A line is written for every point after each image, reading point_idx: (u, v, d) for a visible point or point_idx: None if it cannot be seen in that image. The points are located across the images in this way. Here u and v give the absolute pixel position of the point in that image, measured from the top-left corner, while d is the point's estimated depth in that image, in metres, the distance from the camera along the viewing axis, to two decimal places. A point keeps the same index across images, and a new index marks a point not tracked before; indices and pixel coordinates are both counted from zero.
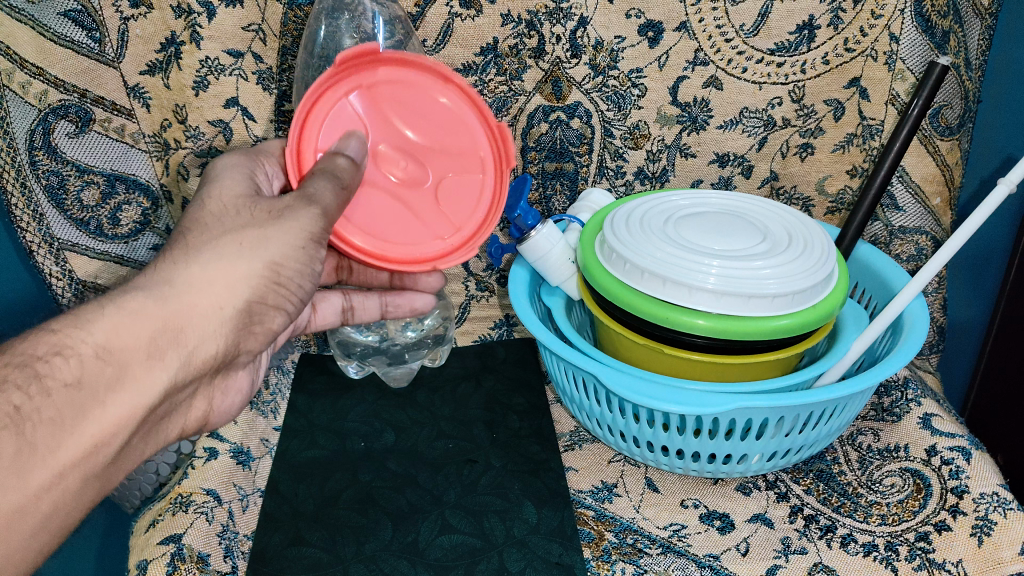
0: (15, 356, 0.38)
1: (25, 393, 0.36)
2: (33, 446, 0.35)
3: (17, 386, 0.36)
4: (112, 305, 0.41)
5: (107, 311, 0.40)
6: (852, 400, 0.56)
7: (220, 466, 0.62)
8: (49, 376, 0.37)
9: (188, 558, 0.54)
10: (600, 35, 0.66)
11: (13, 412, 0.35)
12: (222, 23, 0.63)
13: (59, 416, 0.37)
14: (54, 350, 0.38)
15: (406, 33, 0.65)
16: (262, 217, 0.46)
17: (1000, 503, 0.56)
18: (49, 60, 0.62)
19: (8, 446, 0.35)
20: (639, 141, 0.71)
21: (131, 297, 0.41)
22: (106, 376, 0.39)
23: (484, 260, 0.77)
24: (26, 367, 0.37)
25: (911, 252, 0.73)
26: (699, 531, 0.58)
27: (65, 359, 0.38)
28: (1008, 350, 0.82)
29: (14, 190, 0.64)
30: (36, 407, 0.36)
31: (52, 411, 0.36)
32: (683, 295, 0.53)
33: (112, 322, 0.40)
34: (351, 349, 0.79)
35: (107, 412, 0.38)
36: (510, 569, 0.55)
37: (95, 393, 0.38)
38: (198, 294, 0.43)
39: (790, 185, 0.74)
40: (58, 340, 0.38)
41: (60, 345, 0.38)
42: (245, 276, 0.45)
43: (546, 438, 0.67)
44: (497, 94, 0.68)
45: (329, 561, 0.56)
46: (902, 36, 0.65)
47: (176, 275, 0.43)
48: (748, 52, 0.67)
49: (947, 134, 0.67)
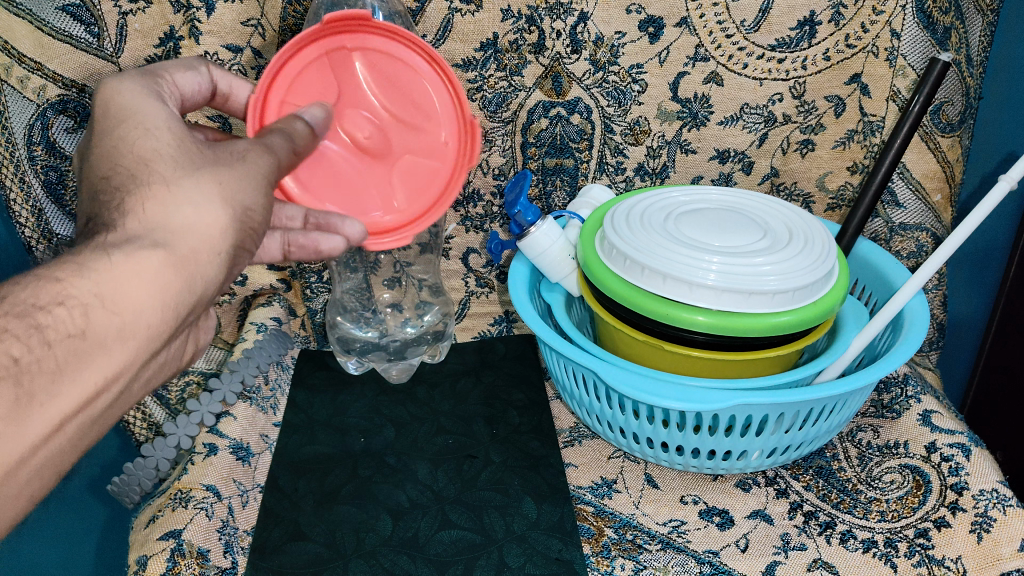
0: (13, 305, 0.33)
1: (25, 344, 0.33)
2: (32, 396, 0.33)
3: (16, 336, 0.33)
4: (121, 250, 0.36)
5: (114, 257, 0.35)
6: (852, 397, 0.56)
7: (220, 461, 0.61)
8: (52, 328, 0.33)
9: (189, 554, 0.53)
10: (601, 31, 0.65)
11: (12, 364, 0.32)
12: (221, 18, 0.63)
13: (57, 369, 0.33)
14: (57, 300, 0.34)
15: (406, 28, 0.64)
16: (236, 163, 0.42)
17: (999, 499, 0.55)
18: (48, 55, 0.61)
19: (5, 395, 0.32)
20: (640, 137, 0.71)
21: (138, 243, 0.37)
22: (114, 326, 0.35)
23: (484, 256, 0.77)
24: (25, 317, 0.33)
25: (912, 249, 0.72)
26: (699, 527, 0.58)
27: (71, 311, 0.34)
28: (1008, 345, 0.82)
29: (12, 185, 0.64)
30: (37, 359, 0.33)
31: (52, 364, 0.33)
32: (684, 292, 0.53)
33: (110, 264, 0.35)
34: (351, 345, 0.77)
35: (111, 357, 0.35)
36: (509, 564, 0.55)
37: (102, 341, 0.35)
38: (205, 238, 0.39)
39: (791, 181, 0.74)
40: (61, 288, 0.34)
41: (63, 295, 0.34)
42: (246, 224, 0.41)
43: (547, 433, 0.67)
44: (498, 90, 0.68)
45: (329, 556, 0.56)
46: (903, 32, 0.64)
47: (173, 217, 0.38)
48: (749, 48, 0.66)
49: (947, 130, 0.67)
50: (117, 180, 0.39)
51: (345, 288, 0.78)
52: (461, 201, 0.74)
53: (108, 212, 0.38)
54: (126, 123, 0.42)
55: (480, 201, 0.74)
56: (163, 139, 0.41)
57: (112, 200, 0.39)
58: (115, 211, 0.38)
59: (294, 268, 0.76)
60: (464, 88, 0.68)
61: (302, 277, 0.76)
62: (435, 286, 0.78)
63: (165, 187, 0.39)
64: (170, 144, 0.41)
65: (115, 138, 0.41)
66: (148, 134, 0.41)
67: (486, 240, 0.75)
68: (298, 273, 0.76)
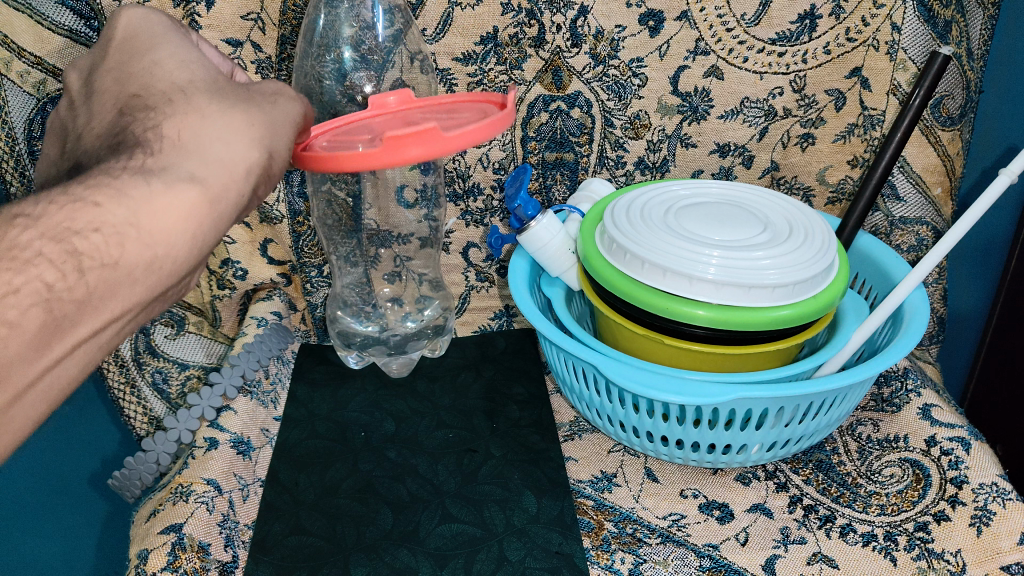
0: (47, 227, 0.33)
1: (60, 270, 0.33)
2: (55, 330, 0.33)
3: (51, 262, 0.33)
4: (160, 180, 0.36)
5: (154, 185, 0.35)
6: (852, 390, 0.56)
7: (221, 456, 0.61)
8: (87, 255, 0.33)
9: (189, 548, 0.53)
10: (601, 24, 0.65)
11: (45, 290, 0.32)
12: (220, 11, 0.63)
13: (86, 296, 0.34)
14: (92, 225, 0.34)
15: (405, 21, 0.65)
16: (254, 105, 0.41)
17: (999, 493, 0.55)
18: (47, 50, 0.61)
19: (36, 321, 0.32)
20: (640, 131, 0.71)
21: (174, 175, 0.36)
22: (145, 259, 0.35)
23: (484, 250, 0.77)
24: (63, 241, 0.33)
25: (913, 243, 0.72)
26: (699, 521, 0.58)
27: (107, 238, 0.34)
28: (1009, 339, 0.82)
29: (12, 179, 0.64)
30: (69, 286, 0.33)
31: (83, 291, 0.33)
32: (684, 285, 0.53)
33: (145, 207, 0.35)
34: (351, 339, 0.77)
35: (136, 289, 0.36)
36: (510, 558, 0.55)
37: (131, 272, 0.35)
38: (237, 178, 0.39)
39: (791, 175, 0.74)
40: (99, 214, 0.34)
41: (100, 221, 0.34)
42: (273, 170, 0.41)
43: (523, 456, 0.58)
44: (498, 84, 0.68)
45: (330, 550, 0.56)
46: (904, 26, 0.64)
47: (206, 149, 0.38)
48: (749, 42, 0.66)
49: (948, 124, 0.67)
50: (151, 102, 0.39)
51: (345, 282, 0.78)
52: (461, 195, 0.74)
53: (140, 134, 0.38)
54: (155, 49, 0.41)
55: (480, 195, 0.74)
56: (199, 72, 0.41)
57: (140, 121, 0.38)
58: (148, 132, 0.38)
59: (294, 263, 0.76)
60: (464, 81, 0.68)
61: (302, 271, 0.76)
62: (435, 281, 0.79)
63: (201, 117, 0.38)
64: (203, 77, 0.41)
65: (149, 62, 0.41)
66: (184, 68, 0.41)
67: (486, 234, 0.75)
68: (299, 268, 0.76)
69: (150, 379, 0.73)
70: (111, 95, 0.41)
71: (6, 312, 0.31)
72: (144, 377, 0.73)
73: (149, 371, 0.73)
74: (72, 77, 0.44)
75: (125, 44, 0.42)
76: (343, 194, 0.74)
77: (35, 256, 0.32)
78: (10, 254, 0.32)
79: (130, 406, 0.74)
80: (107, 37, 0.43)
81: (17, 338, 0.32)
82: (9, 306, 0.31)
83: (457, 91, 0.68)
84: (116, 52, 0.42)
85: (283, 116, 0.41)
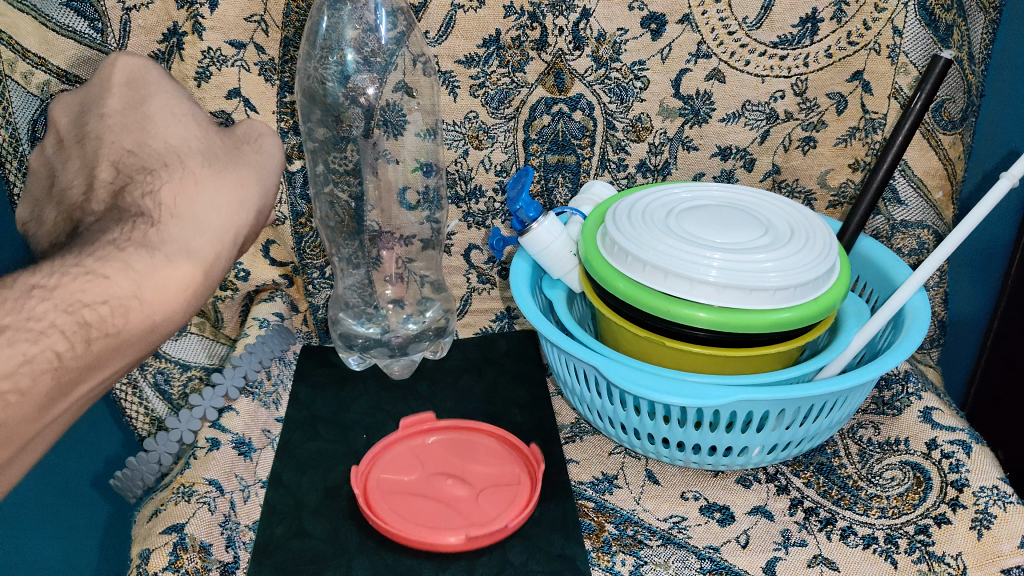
0: (62, 298, 0.42)
1: (69, 341, 0.42)
2: None
3: (63, 334, 0.41)
4: (162, 254, 0.47)
5: (157, 258, 0.46)
6: (853, 393, 0.57)
7: (222, 456, 0.61)
8: (96, 326, 0.43)
9: (190, 548, 0.54)
10: (602, 27, 0.66)
11: (58, 359, 0.41)
12: (224, 14, 0.63)
13: (90, 361, 0.43)
14: (100, 298, 0.43)
15: (408, 24, 0.65)
16: (234, 163, 0.55)
17: (1000, 496, 0.55)
18: (52, 51, 0.62)
19: None
20: (641, 134, 0.71)
21: (173, 249, 0.47)
22: (145, 323, 0.45)
23: (485, 253, 0.77)
24: (75, 314, 0.42)
25: (914, 246, 0.72)
26: (699, 523, 0.58)
27: (113, 309, 0.43)
28: (1010, 345, 0.83)
29: (15, 180, 0.64)
30: (76, 354, 0.42)
31: (89, 357, 0.43)
32: (684, 288, 0.53)
33: (155, 264, 0.46)
34: (352, 341, 0.77)
35: (131, 349, 0.45)
36: (511, 560, 0.55)
37: (128, 338, 0.44)
38: (224, 242, 0.50)
39: (792, 178, 0.74)
40: (106, 283, 0.44)
41: (107, 295, 0.43)
42: (248, 220, 0.53)
43: (511, 520, 0.57)
44: (500, 86, 0.68)
45: (332, 552, 0.56)
46: (905, 29, 0.65)
47: (199, 215, 0.50)
48: (750, 45, 0.66)
49: (949, 128, 0.67)
50: (148, 163, 0.52)
51: (347, 284, 0.77)
52: (461, 197, 0.74)
53: (141, 195, 0.50)
54: (149, 103, 0.55)
55: (482, 197, 0.74)
56: (190, 131, 0.54)
57: (142, 186, 0.51)
58: (146, 198, 0.50)
59: (295, 263, 0.76)
60: (466, 84, 0.68)
61: (304, 273, 0.77)
62: (437, 283, 0.78)
63: (194, 184, 0.51)
64: (196, 136, 0.55)
65: (143, 115, 0.54)
66: (175, 122, 0.54)
67: (488, 236, 0.75)
68: (301, 269, 0.77)
69: (153, 380, 0.74)
70: (105, 142, 0.54)
71: (20, 380, 0.39)
72: (146, 377, 0.74)
73: (152, 372, 0.74)
74: (58, 114, 0.59)
75: (126, 87, 0.55)
76: (345, 195, 0.74)
77: (50, 327, 0.41)
78: (28, 325, 0.41)
79: (132, 406, 0.74)
80: (106, 81, 0.56)
81: (30, 400, 0.40)
82: (25, 374, 0.40)
83: (459, 94, 0.68)
84: (117, 96, 0.55)
85: (265, 171, 0.57)
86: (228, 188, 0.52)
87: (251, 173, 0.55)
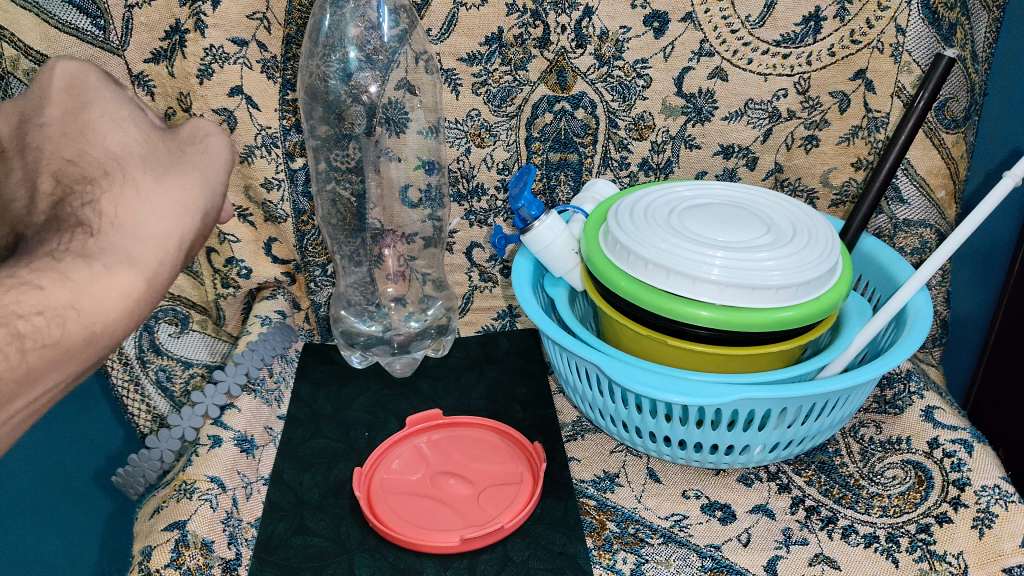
0: None
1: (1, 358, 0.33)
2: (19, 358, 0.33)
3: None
4: (102, 263, 0.36)
5: (95, 269, 0.36)
6: (855, 392, 0.56)
7: (224, 453, 0.61)
8: (30, 337, 0.33)
9: (192, 545, 0.54)
10: (605, 25, 0.65)
11: None
12: (226, 11, 0.63)
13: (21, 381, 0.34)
14: (35, 308, 0.34)
15: (411, 21, 0.65)
16: (181, 167, 0.40)
17: (1002, 496, 0.55)
18: (54, 48, 0.62)
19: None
20: (643, 132, 0.71)
21: (113, 259, 0.37)
22: (85, 337, 0.35)
23: (487, 251, 0.77)
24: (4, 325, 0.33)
25: (916, 245, 0.72)
26: (701, 521, 0.58)
27: (49, 321, 0.34)
28: (1010, 345, 0.83)
29: None
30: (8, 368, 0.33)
31: (21, 374, 0.33)
32: (687, 287, 0.53)
33: (92, 279, 0.36)
34: (354, 339, 0.77)
35: (70, 364, 0.36)
36: (513, 559, 0.55)
37: (70, 350, 0.35)
38: (171, 252, 0.38)
39: (794, 177, 0.74)
40: (41, 296, 0.34)
41: (43, 305, 0.34)
42: (205, 230, 0.40)
43: (508, 521, 0.57)
44: (502, 84, 0.68)
45: (335, 550, 0.56)
46: (908, 28, 0.64)
47: (144, 227, 0.37)
48: (753, 44, 0.66)
49: (953, 126, 0.67)
50: (89, 174, 0.38)
51: (349, 282, 0.77)
52: (465, 196, 0.74)
53: (78, 206, 0.37)
54: (91, 108, 0.39)
55: (485, 195, 0.74)
56: (132, 130, 0.39)
57: (78, 197, 0.37)
58: (86, 207, 0.37)
59: (298, 261, 0.76)
60: (469, 82, 0.68)
61: (306, 271, 0.77)
62: (438, 281, 0.78)
63: (137, 193, 0.38)
64: (142, 141, 0.39)
65: (84, 121, 0.38)
66: (117, 125, 0.39)
67: (490, 235, 0.75)
68: (303, 267, 0.76)
69: (155, 377, 0.75)
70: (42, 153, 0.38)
71: None
72: (147, 375, 0.74)
73: (154, 370, 0.74)
74: None
75: (66, 95, 0.39)
76: (348, 193, 0.73)
77: None
78: None
79: (135, 404, 0.75)
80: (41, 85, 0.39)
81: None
82: None
83: (461, 92, 0.68)
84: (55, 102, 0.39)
85: (214, 172, 0.40)
86: (180, 199, 0.39)
87: (197, 178, 0.40)
